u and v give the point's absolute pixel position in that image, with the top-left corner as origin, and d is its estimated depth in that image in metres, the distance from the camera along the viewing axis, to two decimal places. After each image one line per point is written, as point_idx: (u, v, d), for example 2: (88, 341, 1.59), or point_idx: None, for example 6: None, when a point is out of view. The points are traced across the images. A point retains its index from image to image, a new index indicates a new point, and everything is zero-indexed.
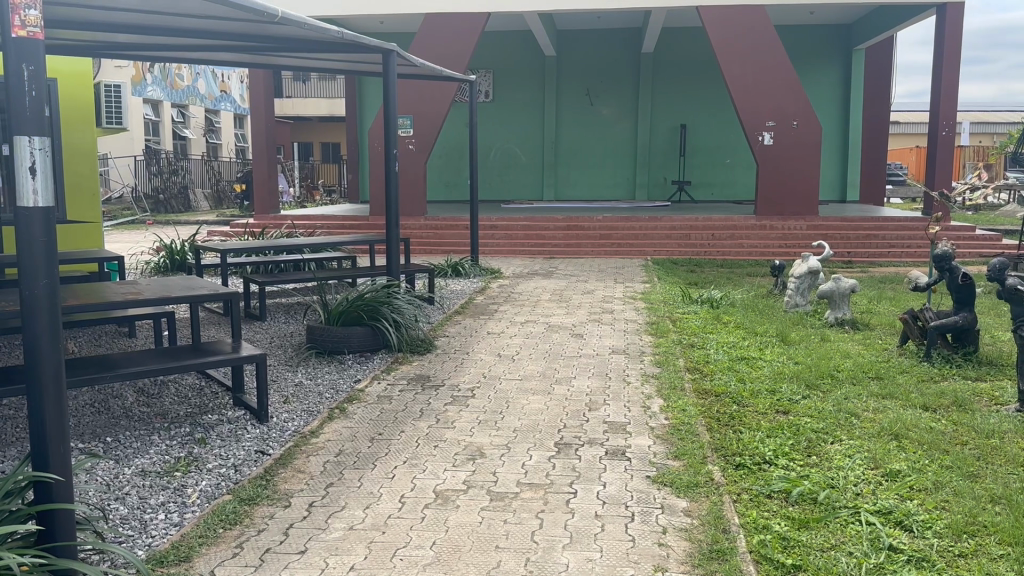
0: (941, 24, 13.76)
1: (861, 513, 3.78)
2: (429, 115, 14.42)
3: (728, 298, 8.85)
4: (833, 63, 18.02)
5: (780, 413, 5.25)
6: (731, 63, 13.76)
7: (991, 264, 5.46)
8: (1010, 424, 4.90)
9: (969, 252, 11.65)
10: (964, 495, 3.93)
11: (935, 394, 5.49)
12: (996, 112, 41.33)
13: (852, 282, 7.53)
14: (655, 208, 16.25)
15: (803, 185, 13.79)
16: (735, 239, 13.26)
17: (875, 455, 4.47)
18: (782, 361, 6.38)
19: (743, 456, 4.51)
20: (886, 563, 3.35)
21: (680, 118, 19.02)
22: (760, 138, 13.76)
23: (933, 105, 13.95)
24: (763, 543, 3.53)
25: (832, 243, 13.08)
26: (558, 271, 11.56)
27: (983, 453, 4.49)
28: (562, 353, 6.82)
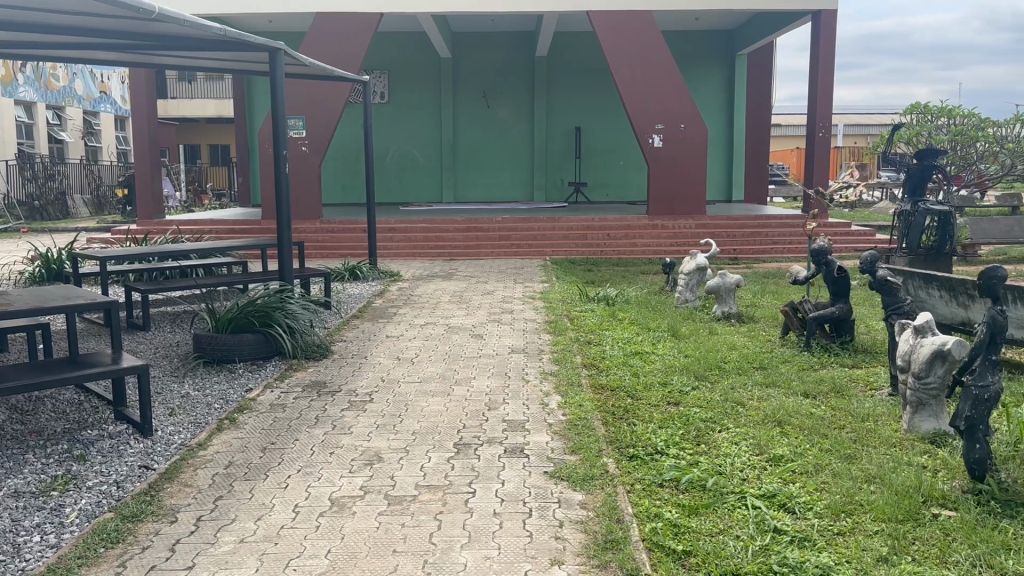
0: (816, 29, 14.44)
1: (747, 497, 3.92)
2: (322, 116, 14.15)
3: (623, 295, 9.03)
4: (718, 67, 18.68)
5: (672, 404, 5.40)
6: (621, 68, 14.08)
7: (864, 257, 5.77)
8: (883, 407, 5.19)
9: (845, 247, 12.29)
10: (842, 476, 4.14)
11: (814, 381, 5.77)
12: (869, 112, 43.73)
13: (737, 278, 7.81)
14: (552, 209, 16.48)
15: (693, 185, 14.25)
16: (629, 238, 13.57)
17: (760, 441, 4.66)
18: (673, 355, 6.56)
19: (636, 447, 4.62)
20: (770, 544, 3.49)
21: (574, 121, 19.34)
22: (650, 140, 14.15)
23: (810, 107, 14.66)
24: (655, 531, 3.62)
25: (720, 240, 13.56)
26: (457, 272, 11.55)
27: (859, 436, 4.74)
28: (462, 354, 6.80)
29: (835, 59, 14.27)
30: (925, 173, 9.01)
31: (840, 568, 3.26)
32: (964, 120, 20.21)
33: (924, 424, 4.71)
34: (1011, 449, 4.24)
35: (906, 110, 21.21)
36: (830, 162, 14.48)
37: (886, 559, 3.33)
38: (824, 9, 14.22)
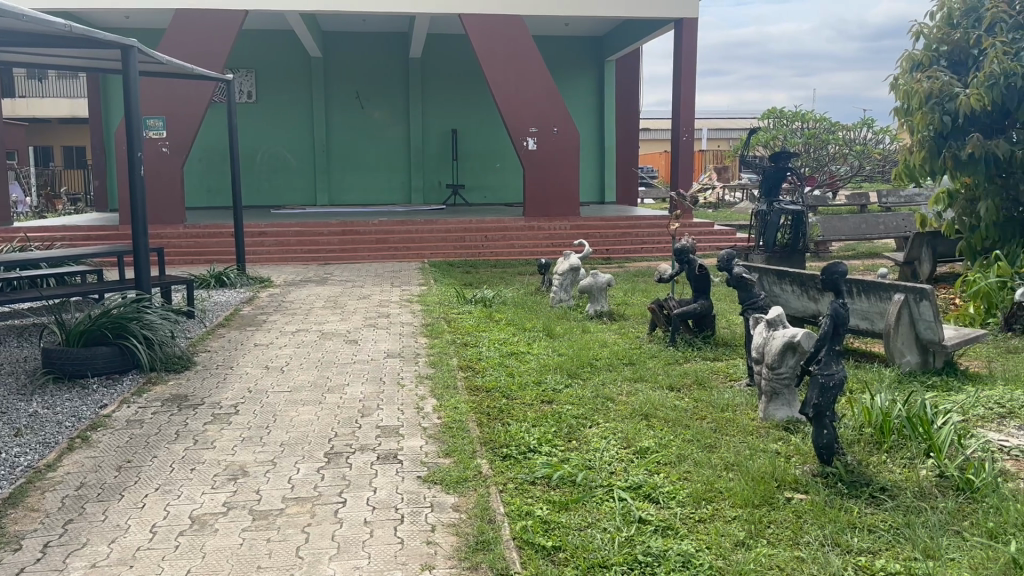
0: (678, 37, 15.02)
1: (615, 490, 4.04)
2: (185, 117, 13.57)
3: (500, 296, 9.11)
4: (588, 71, 19.14)
5: (545, 403, 5.48)
6: (494, 71, 14.18)
7: (721, 256, 6.04)
8: (742, 397, 5.46)
9: (710, 246, 12.85)
10: (703, 465, 4.32)
11: (679, 374, 6.01)
12: (732, 116, 45.92)
13: (608, 277, 8.02)
14: (429, 211, 16.44)
15: (565, 186, 14.53)
16: (506, 239, 13.68)
17: (628, 435, 4.80)
18: (547, 354, 6.66)
19: (509, 447, 4.66)
20: (636, 534, 3.60)
21: (450, 124, 19.35)
22: (524, 143, 14.33)
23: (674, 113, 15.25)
24: (525, 528, 3.67)
25: (593, 240, 13.88)
26: (331, 277, 11.32)
27: (719, 425, 4.96)
28: (335, 361, 6.67)
29: (696, 66, 14.91)
30: (779, 175, 9.53)
31: (701, 554, 3.39)
32: (816, 124, 21.49)
33: (779, 412, 4.96)
34: (856, 432, 4.48)
35: (764, 115, 22.33)
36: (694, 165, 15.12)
37: (744, 543, 3.49)
38: (686, 17, 14.81)
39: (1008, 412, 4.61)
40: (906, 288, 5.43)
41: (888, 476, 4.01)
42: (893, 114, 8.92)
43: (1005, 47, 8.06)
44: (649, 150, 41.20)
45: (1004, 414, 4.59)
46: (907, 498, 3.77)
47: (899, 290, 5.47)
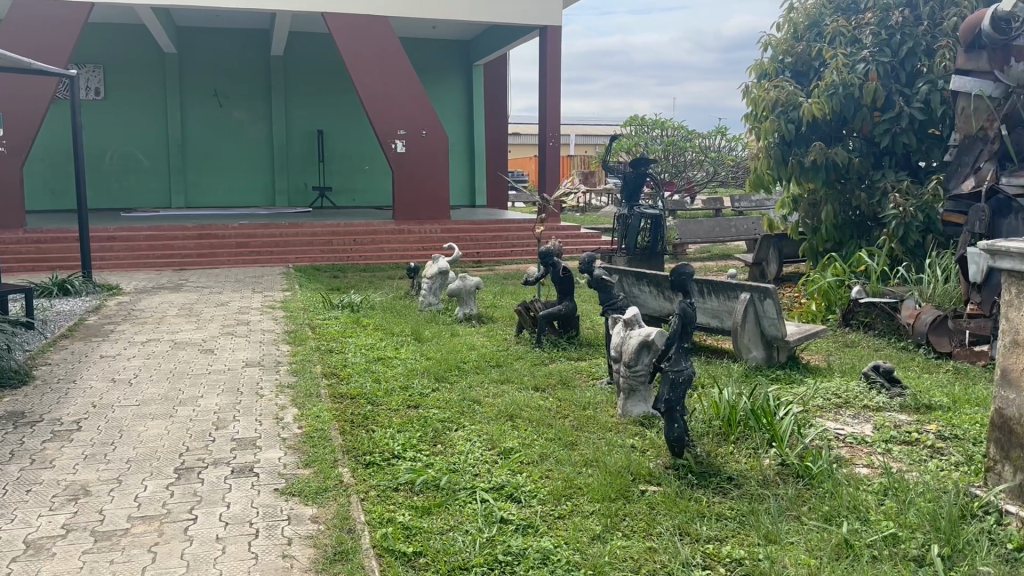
0: (543, 45, 15.32)
1: (477, 492, 4.04)
2: (25, 114, 12.69)
3: (367, 301, 8.99)
4: (456, 75, 19.20)
5: (411, 407, 5.44)
6: (360, 72, 14.01)
7: (582, 258, 6.21)
8: (602, 395, 5.60)
9: (576, 249, 13.16)
10: (564, 463, 4.38)
11: (543, 375, 6.11)
12: (599, 123, 47.25)
13: (476, 280, 8.09)
14: (294, 214, 16.03)
15: (435, 189, 14.52)
16: (376, 243, 13.52)
17: (492, 436, 4.81)
18: (414, 358, 6.63)
19: (373, 453, 4.60)
20: (497, 535, 3.61)
21: (315, 124, 18.95)
22: (392, 145, 14.22)
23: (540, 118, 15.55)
24: (386, 536, 3.63)
25: (463, 244, 13.94)
26: (187, 283, 10.84)
27: (580, 424, 5.06)
28: (189, 372, 6.40)
29: (561, 72, 15.27)
30: (638, 180, 9.87)
31: (559, 549, 3.43)
32: (674, 132, 22.45)
33: (636, 408, 5.13)
34: (705, 425, 4.61)
35: (626, 122, 23.09)
36: (560, 169, 15.48)
37: (600, 537, 3.55)
38: (550, 25, 15.14)
39: (844, 402, 4.95)
40: (751, 287, 5.74)
41: (735, 466, 4.14)
42: (743, 122, 9.45)
43: (843, 59, 8.69)
44: (519, 155, 41.74)
45: (840, 404, 4.93)
46: (752, 487, 3.90)
47: (745, 289, 5.78)
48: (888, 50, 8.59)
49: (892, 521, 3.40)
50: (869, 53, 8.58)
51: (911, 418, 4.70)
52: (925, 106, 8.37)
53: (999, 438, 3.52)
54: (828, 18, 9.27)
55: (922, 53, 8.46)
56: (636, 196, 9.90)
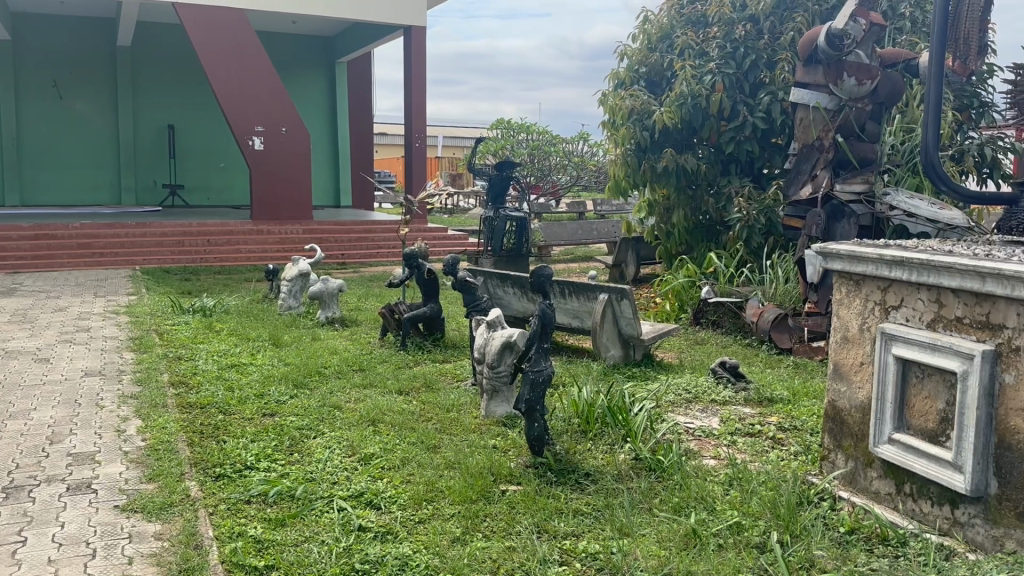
0: (407, 45, 15.20)
1: (334, 500, 3.84)
2: None
3: (221, 305, 8.60)
4: (319, 73, 18.76)
5: (267, 416, 5.20)
6: (213, 65, 13.42)
7: (445, 260, 6.13)
8: (466, 396, 5.43)
9: (443, 251, 13.12)
10: (426, 466, 4.20)
11: (408, 377, 5.94)
12: (466, 125, 47.37)
13: (339, 282, 7.90)
14: (144, 214, 15.17)
15: (295, 189, 14.11)
16: (232, 244, 12.98)
17: (352, 442, 4.59)
18: (271, 364, 6.38)
19: (224, 465, 4.37)
20: (354, 543, 3.44)
21: (166, 119, 18.01)
22: (249, 142, 13.70)
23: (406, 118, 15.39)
24: (235, 550, 3.41)
25: (326, 245, 13.62)
26: (21, 288, 10.03)
27: (444, 425, 4.87)
28: (19, 383, 5.89)
29: (425, 73, 15.18)
30: (504, 183, 9.93)
31: (417, 555, 3.30)
32: (539, 136, 22.80)
33: (499, 408, 5.03)
34: (565, 422, 4.68)
35: (493, 125, 23.26)
36: (427, 169, 15.39)
37: (459, 539, 3.44)
38: (415, 25, 15.04)
39: (693, 397, 5.15)
40: (610, 288, 5.88)
41: (592, 462, 4.20)
42: (602, 127, 9.69)
43: (692, 71, 9.05)
44: (385, 155, 41.19)
45: (690, 398, 5.13)
46: (607, 482, 3.97)
47: (604, 290, 5.91)
48: (733, 63, 9.02)
49: (737, 510, 3.55)
50: (716, 65, 8.98)
51: (755, 411, 4.95)
52: (768, 116, 8.84)
53: (833, 428, 3.77)
54: (679, 30, 9.65)
55: (764, 66, 8.96)
56: (500, 198, 9.94)
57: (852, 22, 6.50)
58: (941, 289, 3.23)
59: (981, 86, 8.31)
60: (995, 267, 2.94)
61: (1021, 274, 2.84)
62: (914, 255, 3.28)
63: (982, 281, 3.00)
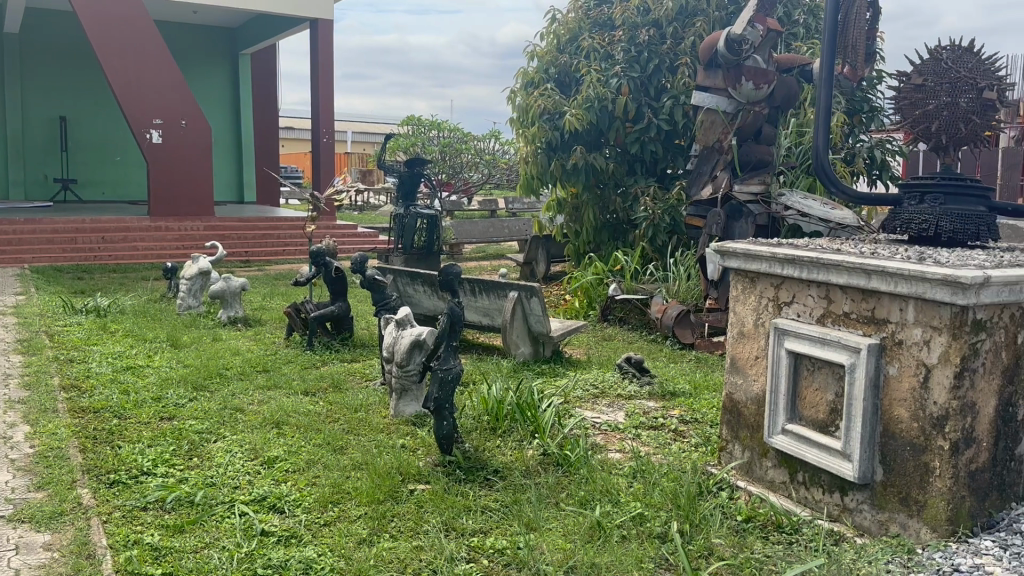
0: (313, 38, 14.89)
1: (236, 505, 3.73)
2: None
3: (117, 305, 8.24)
4: (221, 65, 18.19)
5: (165, 420, 5.02)
6: (107, 54, 12.84)
7: (353, 259, 6.03)
8: (374, 396, 5.35)
9: (351, 249, 12.94)
10: (332, 468, 4.10)
11: (314, 378, 5.81)
12: (376, 119, 46.71)
13: (241, 281, 7.69)
14: (34, 209, 14.38)
15: (196, 184, 13.65)
16: (129, 241, 12.46)
17: (255, 445, 4.47)
18: (170, 366, 6.15)
19: (117, 472, 4.18)
20: (256, 548, 3.34)
21: (57, 110, 17.15)
22: (147, 135, 13.17)
23: (313, 113, 15.09)
24: (130, 559, 3.27)
25: (229, 242, 13.23)
26: None
27: (350, 426, 4.78)
28: None
29: (333, 67, 14.91)
30: (414, 180, 9.84)
31: (321, 558, 3.23)
32: (450, 134, 22.69)
33: (407, 407, 4.95)
34: (474, 420, 4.67)
35: (403, 122, 23.06)
36: (334, 166, 15.20)
37: (366, 540, 3.38)
38: (321, 18, 14.75)
39: (600, 392, 5.23)
40: (519, 286, 5.90)
41: (501, 459, 4.20)
42: (511, 126, 9.74)
43: (598, 74, 9.20)
44: (292, 151, 40.28)
45: (597, 394, 5.21)
46: (516, 477, 3.97)
47: (513, 288, 5.93)
48: (638, 67, 9.22)
49: (640, 502, 3.63)
50: (621, 69, 9.16)
51: (659, 404, 5.06)
52: (670, 118, 9.07)
53: (731, 420, 3.94)
54: (585, 32, 9.77)
55: (667, 70, 9.18)
56: (410, 195, 9.85)
57: (750, 28, 6.77)
58: (830, 286, 3.39)
59: (870, 91, 8.72)
60: (879, 264, 3.09)
61: (902, 272, 3.00)
62: (805, 254, 3.42)
63: (868, 277, 3.15)
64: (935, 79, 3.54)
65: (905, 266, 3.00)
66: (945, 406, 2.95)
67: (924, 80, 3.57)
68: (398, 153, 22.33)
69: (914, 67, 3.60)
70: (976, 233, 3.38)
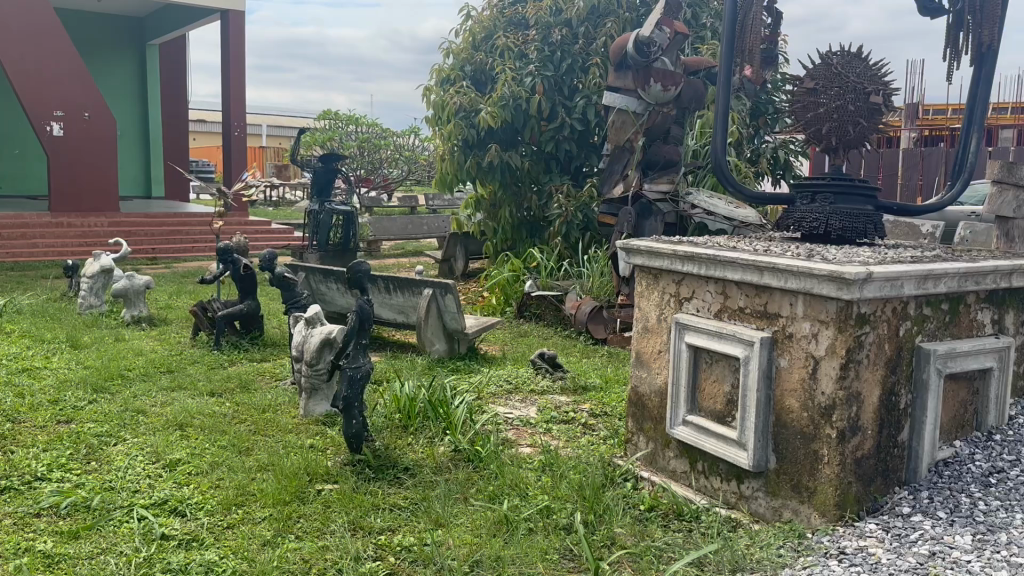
0: (224, 29, 14.54)
1: (135, 509, 3.62)
2: None
3: (13, 304, 7.88)
4: (128, 55, 17.56)
5: (63, 423, 4.83)
6: (4, 43, 12.25)
7: (263, 256, 5.92)
8: (283, 396, 5.26)
9: (265, 245, 12.70)
10: (237, 470, 4.02)
11: (221, 379, 5.68)
12: (292, 113, 45.77)
13: (146, 278, 7.48)
14: None
15: (101, 179, 13.17)
16: (28, 238, 11.94)
17: (157, 448, 4.34)
18: (68, 367, 5.92)
19: (10, 477, 4.01)
20: (155, 553, 3.25)
21: None
22: (48, 128, 12.63)
23: (224, 106, 14.73)
24: (20, 567, 3.13)
25: (136, 239, 12.82)
26: None
27: (257, 427, 4.70)
28: None
29: (245, 59, 14.59)
30: (328, 176, 9.71)
31: (223, 561, 3.17)
32: (368, 129, 22.50)
33: (318, 407, 4.88)
34: (385, 418, 4.64)
35: (319, 116, 22.73)
36: (247, 161, 14.88)
37: (270, 542, 3.33)
38: (232, 9, 14.42)
39: (513, 388, 5.28)
40: (433, 283, 5.90)
41: (411, 456, 4.19)
42: (426, 122, 9.70)
43: (512, 72, 9.25)
44: (204, 145, 39.19)
45: (510, 389, 5.26)
46: (425, 474, 3.97)
47: (428, 285, 5.93)
48: (552, 66, 9.31)
49: (547, 495, 3.68)
50: (536, 68, 9.24)
51: (570, 399, 5.14)
52: (583, 118, 9.20)
53: (636, 413, 4.05)
54: (500, 30, 9.82)
55: (581, 70, 9.31)
56: (324, 191, 9.72)
57: (657, 30, 6.88)
58: (726, 282, 3.51)
59: (774, 94, 9.03)
60: (771, 261, 3.22)
61: (792, 268, 3.12)
62: (703, 251, 3.53)
63: (761, 274, 3.28)
64: (825, 83, 3.70)
65: (794, 262, 3.13)
66: (832, 396, 3.10)
67: (815, 84, 3.73)
68: (314, 149, 21.98)
69: (805, 72, 3.76)
70: (863, 231, 3.55)
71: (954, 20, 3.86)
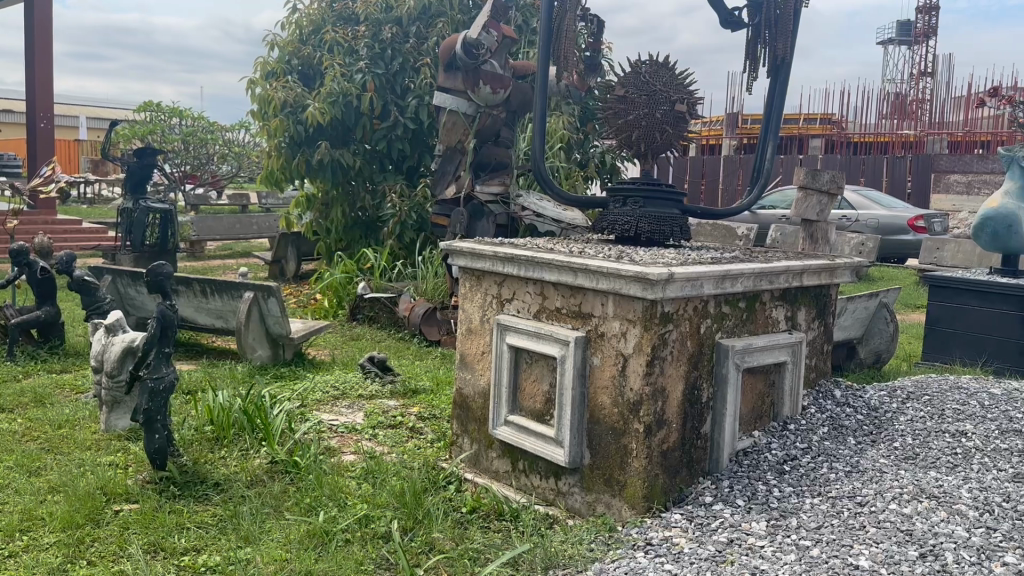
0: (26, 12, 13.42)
1: None
2: None
3: None
4: None
5: None
6: None
7: (60, 258, 5.49)
8: (84, 410, 4.90)
9: (74, 246, 11.84)
10: (24, 493, 3.69)
11: (12, 393, 5.19)
12: (114, 104, 42.92)
13: None
14: None
15: None
16: None
17: None
18: None
19: None
20: None
21: None
22: None
23: (26, 95, 13.61)
24: None
25: None
26: None
27: (50, 445, 4.32)
28: None
29: (51, 45, 13.55)
30: (144, 171, 9.13)
31: None
32: (193, 122, 21.46)
33: (120, 422, 4.56)
34: (195, 432, 4.40)
35: (138, 108, 21.44)
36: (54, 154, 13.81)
37: (57, 570, 3.07)
38: None
39: (341, 394, 5.16)
40: (254, 286, 5.66)
41: (222, 471, 3.98)
42: (252, 117, 9.33)
43: (342, 69, 9.07)
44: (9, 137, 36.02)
45: (337, 395, 5.13)
46: (236, 489, 3.78)
47: (248, 288, 5.68)
48: (382, 64, 9.21)
49: (367, 503, 3.59)
50: (366, 64, 9.10)
51: (398, 403, 5.08)
52: (416, 118, 9.17)
53: (460, 415, 4.04)
54: (328, 25, 9.61)
55: (412, 70, 9.29)
56: (140, 188, 9.15)
57: (485, 33, 6.84)
58: (543, 283, 3.58)
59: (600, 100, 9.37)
60: (583, 262, 3.30)
61: (602, 269, 3.22)
62: (521, 252, 3.58)
63: (574, 275, 3.36)
64: (635, 91, 3.84)
65: (604, 263, 3.23)
66: (639, 392, 3.21)
67: (626, 91, 3.86)
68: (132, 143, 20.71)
69: (616, 79, 3.87)
70: (668, 233, 3.72)
71: (752, 33, 4.15)
